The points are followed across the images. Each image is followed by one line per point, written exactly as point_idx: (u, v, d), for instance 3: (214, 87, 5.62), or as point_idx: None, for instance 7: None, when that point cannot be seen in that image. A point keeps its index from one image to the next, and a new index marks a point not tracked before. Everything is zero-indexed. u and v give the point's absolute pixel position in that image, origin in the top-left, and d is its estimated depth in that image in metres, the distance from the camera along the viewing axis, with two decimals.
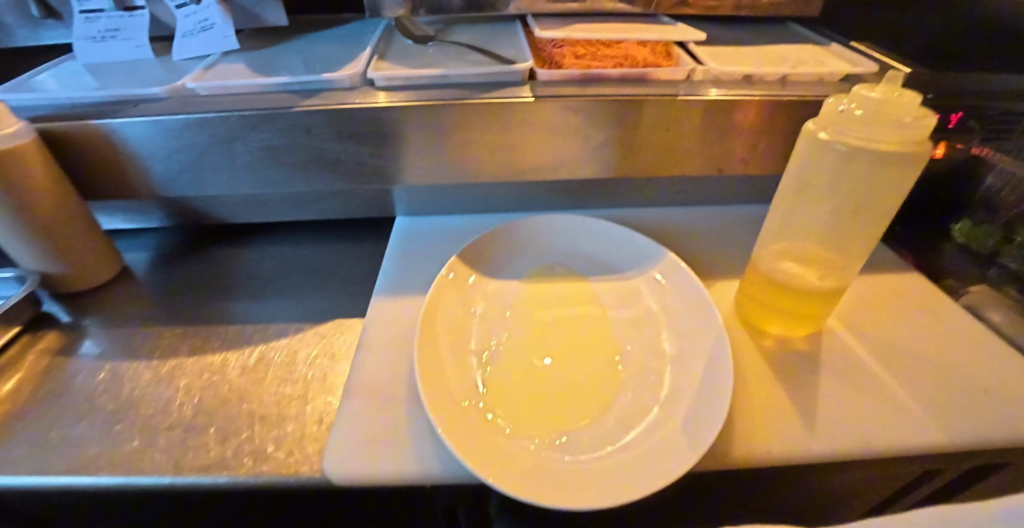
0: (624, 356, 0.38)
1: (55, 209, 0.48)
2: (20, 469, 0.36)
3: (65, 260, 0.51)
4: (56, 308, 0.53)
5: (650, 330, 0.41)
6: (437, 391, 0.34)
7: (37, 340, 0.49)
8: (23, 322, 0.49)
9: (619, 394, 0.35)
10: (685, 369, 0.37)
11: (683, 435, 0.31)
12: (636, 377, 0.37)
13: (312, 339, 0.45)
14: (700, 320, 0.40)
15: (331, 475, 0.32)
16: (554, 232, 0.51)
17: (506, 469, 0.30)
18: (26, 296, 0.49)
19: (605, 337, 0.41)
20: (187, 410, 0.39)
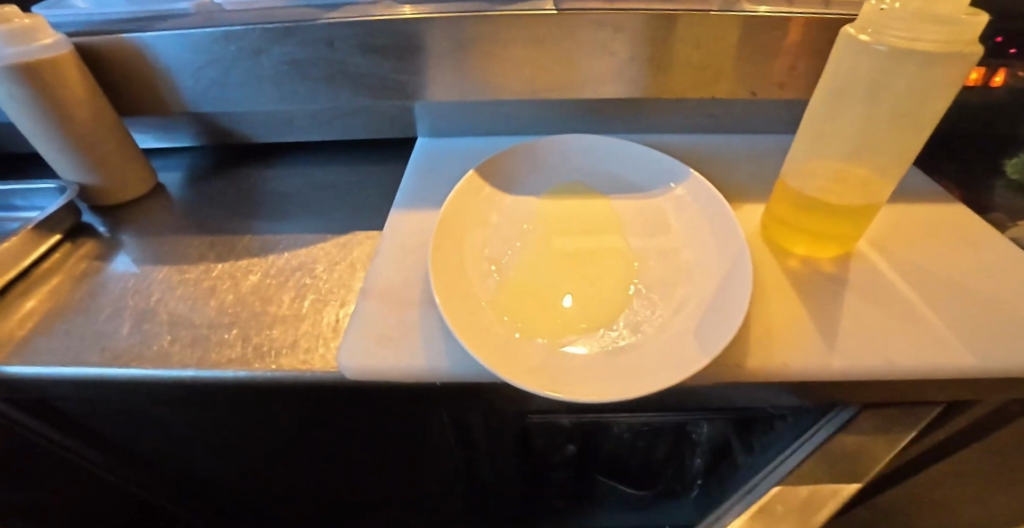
0: (642, 275, 0.37)
1: (91, 120, 0.49)
2: (64, 360, 0.39)
3: (101, 173, 0.53)
4: (93, 220, 0.55)
5: (673, 251, 0.39)
6: (450, 295, 0.34)
7: (76, 248, 0.51)
8: (64, 231, 0.51)
9: (635, 308, 0.35)
10: (704, 283, 0.35)
11: (696, 342, 0.31)
12: (653, 294, 0.36)
13: (330, 252, 0.46)
14: (723, 236, 0.38)
15: (345, 369, 0.33)
16: (576, 153, 0.50)
17: (515, 365, 0.30)
18: (66, 205, 0.51)
19: (624, 259, 0.39)
20: (214, 312, 0.41)
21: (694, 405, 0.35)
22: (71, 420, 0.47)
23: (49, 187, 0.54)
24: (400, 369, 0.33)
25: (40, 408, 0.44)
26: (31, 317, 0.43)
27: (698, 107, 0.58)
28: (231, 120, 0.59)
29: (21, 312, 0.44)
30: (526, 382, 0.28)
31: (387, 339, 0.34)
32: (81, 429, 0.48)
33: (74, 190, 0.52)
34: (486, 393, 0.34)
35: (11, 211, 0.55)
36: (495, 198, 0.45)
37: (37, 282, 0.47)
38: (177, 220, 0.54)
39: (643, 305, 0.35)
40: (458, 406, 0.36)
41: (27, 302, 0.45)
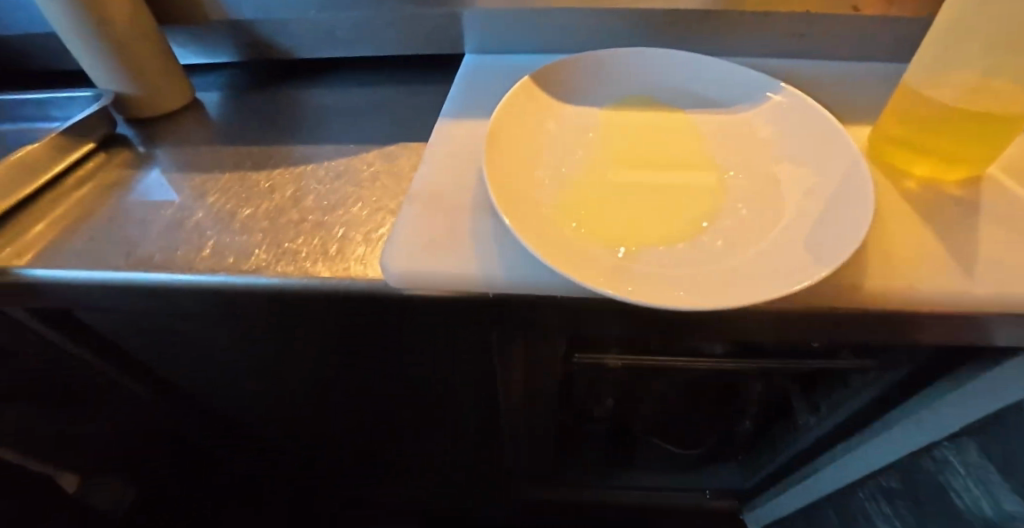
0: (720, 209, 0.32)
1: (129, 19, 0.45)
2: (89, 265, 0.36)
3: (139, 83, 0.50)
4: (129, 132, 0.52)
5: (760, 186, 0.33)
6: (508, 197, 0.31)
7: (109, 158, 0.49)
8: (97, 139, 0.49)
9: (714, 237, 0.30)
10: (803, 202, 0.31)
11: (804, 256, 0.27)
12: (731, 229, 0.30)
13: (373, 163, 0.42)
14: (829, 150, 0.33)
15: (388, 273, 0.30)
16: (649, 69, 0.43)
17: (586, 268, 0.27)
18: (99, 112, 0.48)
19: (710, 191, 0.33)
20: (249, 219, 0.38)
21: (772, 335, 0.31)
22: (100, 338, 0.45)
23: (85, 95, 0.50)
24: (449, 277, 0.30)
25: (69, 321, 0.43)
26: (63, 223, 0.41)
27: (791, 38, 0.49)
28: (268, 32, 0.55)
29: (51, 217, 0.42)
30: (595, 284, 0.25)
31: (435, 245, 0.31)
32: (111, 348, 0.46)
33: (110, 97, 0.49)
34: (539, 310, 0.31)
35: (42, 121, 0.52)
36: (552, 107, 0.41)
37: (70, 190, 0.45)
38: (215, 133, 0.50)
39: (727, 233, 0.30)
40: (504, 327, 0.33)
41: (59, 208, 0.43)
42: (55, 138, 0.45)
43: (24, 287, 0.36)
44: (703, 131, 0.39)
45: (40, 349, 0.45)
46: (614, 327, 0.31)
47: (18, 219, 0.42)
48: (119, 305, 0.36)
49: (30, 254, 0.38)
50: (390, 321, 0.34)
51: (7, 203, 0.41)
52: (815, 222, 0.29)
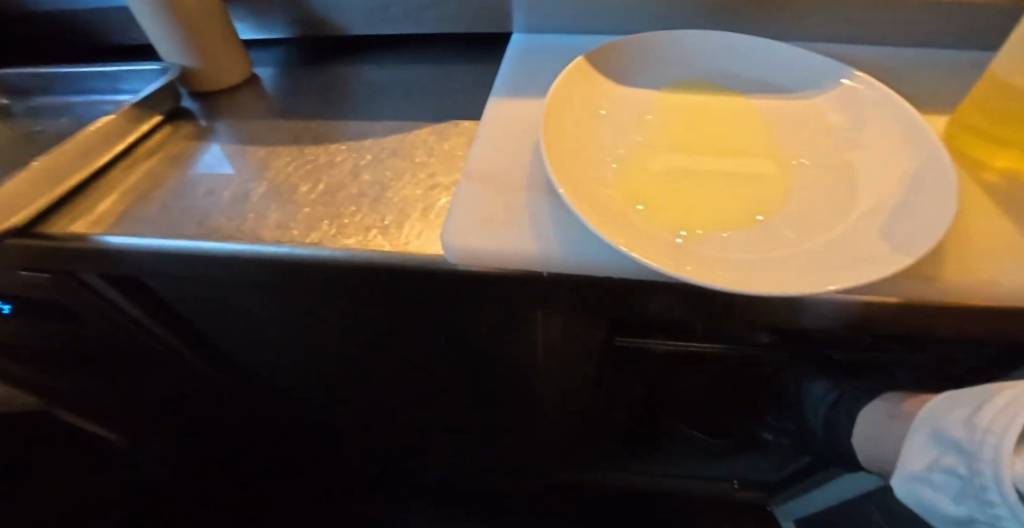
0: (776, 205, 0.32)
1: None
2: (159, 234, 0.37)
3: (201, 56, 0.51)
4: (193, 105, 0.54)
5: (817, 184, 0.33)
6: (569, 175, 0.31)
7: (176, 131, 0.50)
8: (163, 113, 0.50)
9: (769, 230, 0.30)
10: (881, 194, 0.30)
11: (884, 245, 0.26)
12: (789, 223, 0.30)
13: (429, 140, 0.42)
14: (907, 143, 0.33)
15: (445, 247, 0.30)
16: (708, 54, 0.43)
17: (650, 249, 0.27)
18: (166, 86, 0.49)
19: (768, 186, 0.33)
20: (308, 191, 0.38)
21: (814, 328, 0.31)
22: (167, 310, 0.47)
23: (153, 68, 0.52)
24: (506, 254, 0.30)
25: (143, 291, 0.45)
26: (133, 193, 0.43)
27: (855, 21, 0.47)
28: (321, 7, 0.55)
29: (122, 188, 0.43)
30: (657, 264, 0.25)
31: (492, 221, 0.31)
32: (177, 324, 0.48)
33: (176, 71, 0.51)
34: (588, 293, 0.31)
35: (111, 95, 0.54)
36: (607, 87, 0.40)
37: (140, 161, 0.47)
38: (270, 108, 0.51)
39: (784, 228, 0.30)
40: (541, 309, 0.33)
41: (129, 179, 0.44)
42: (127, 111, 0.46)
43: (101, 253, 0.38)
44: (760, 123, 0.39)
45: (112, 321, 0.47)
46: (657, 312, 0.31)
47: (92, 189, 0.43)
48: (186, 273, 0.37)
49: (104, 222, 0.40)
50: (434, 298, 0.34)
51: (83, 172, 0.42)
52: (883, 217, 0.29)
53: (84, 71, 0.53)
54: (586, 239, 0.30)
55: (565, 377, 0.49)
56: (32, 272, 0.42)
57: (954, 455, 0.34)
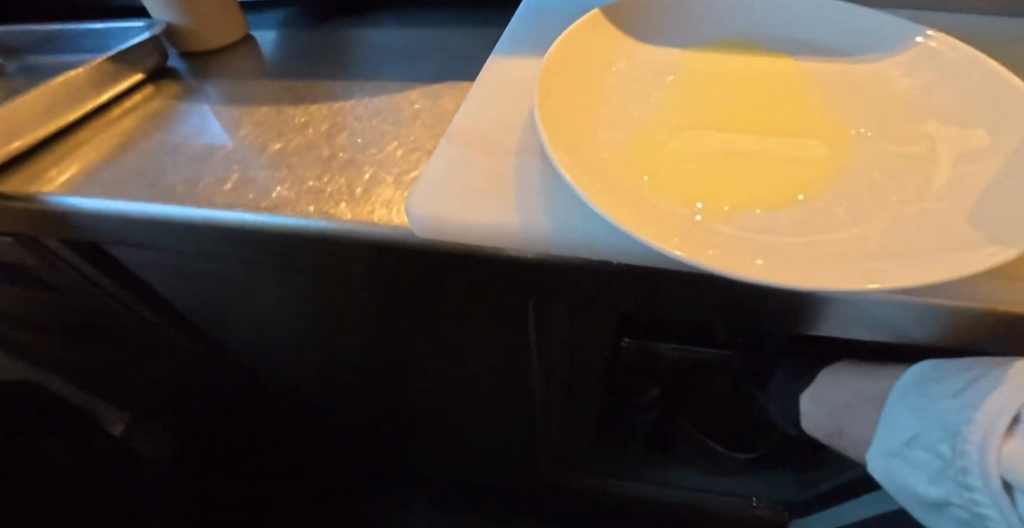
0: (824, 184, 0.26)
1: None
2: (111, 194, 0.32)
3: (189, 11, 0.46)
4: (180, 66, 0.48)
5: (872, 161, 0.27)
6: (569, 139, 0.26)
7: (159, 90, 0.44)
8: (147, 70, 0.44)
9: (812, 211, 0.24)
10: (963, 174, 0.24)
11: (971, 231, 0.21)
12: (838, 206, 0.24)
13: (420, 102, 0.37)
14: (998, 112, 0.26)
15: (413, 215, 0.26)
16: (748, 11, 0.37)
17: (657, 227, 0.21)
18: (150, 40, 0.44)
19: (815, 162, 0.27)
20: (278, 153, 0.34)
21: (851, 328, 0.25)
22: (148, 289, 0.43)
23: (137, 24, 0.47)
24: (485, 228, 0.25)
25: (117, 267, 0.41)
26: (98, 153, 0.37)
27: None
28: None
29: (90, 146, 0.37)
30: (662, 245, 0.20)
31: (473, 190, 0.26)
32: (161, 306, 0.45)
33: (162, 27, 0.46)
34: (579, 281, 0.26)
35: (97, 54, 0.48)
36: (623, 44, 0.35)
37: (115, 120, 0.41)
38: (259, 66, 0.47)
39: (832, 211, 0.24)
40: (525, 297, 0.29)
41: (98, 138, 0.38)
42: (102, 65, 0.40)
43: (55, 218, 0.33)
44: (806, 90, 0.33)
45: (91, 300, 0.44)
46: (651, 304, 0.26)
47: (57, 146, 0.37)
48: (143, 240, 0.32)
49: (62, 181, 0.34)
50: (403, 279, 0.29)
51: (48, 128, 0.37)
52: (964, 201, 0.22)
53: (72, 26, 0.48)
54: (583, 216, 0.25)
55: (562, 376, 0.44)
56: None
57: (920, 421, 0.28)
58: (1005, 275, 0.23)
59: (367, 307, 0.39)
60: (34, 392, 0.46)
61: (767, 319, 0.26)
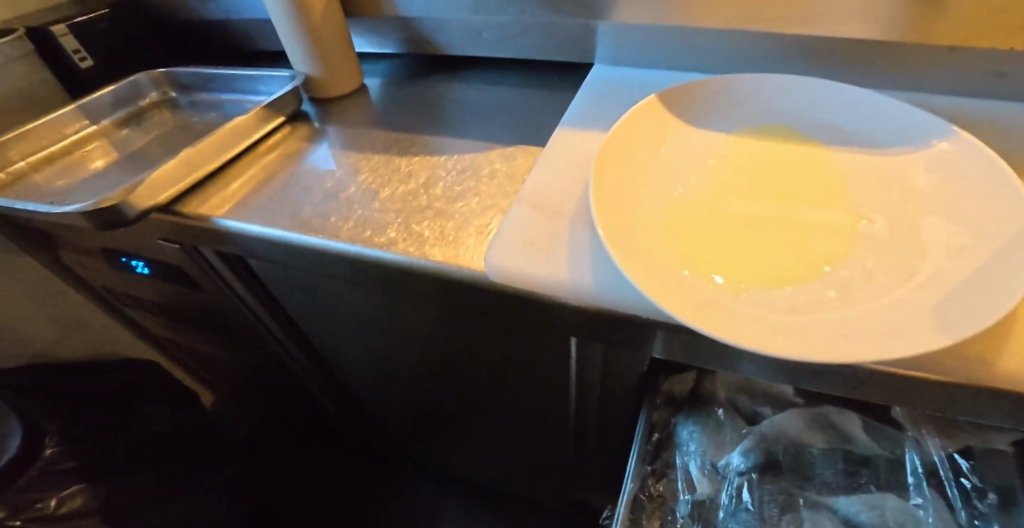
0: (841, 262, 0.31)
1: (325, 19, 0.52)
2: (261, 222, 0.42)
3: (322, 66, 0.57)
4: (310, 109, 0.59)
5: (880, 248, 0.31)
6: (615, 213, 0.33)
7: (293, 131, 0.55)
8: (287, 115, 0.55)
9: (822, 287, 0.29)
10: (954, 265, 0.28)
11: (936, 318, 0.25)
12: (848, 281, 0.29)
13: (498, 161, 0.45)
14: (1001, 209, 0.30)
15: (489, 264, 0.34)
16: (792, 101, 0.42)
17: (677, 297, 0.28)
18: (292, 92, 0.55)
19: (835, 242, 0.32)
20: (383, 199, 0.43)
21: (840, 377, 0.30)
22: (265, 290, 0.54)
23: (280, 75, 0.58)
24: (544, 280, 0.32)
25: (245, 273, 0.52)
26: (250, 184, 0.47)
27: (975, 71, 0.42)
28: (426, 30, 0.60)
29: (244, 179, 0.48)
30: (676, 313, 0.26)
31: (536, 248, 0.34)
32: (267, 302, 0.55)
33: (301, 79, 0.57)
34: (617, 326, 0.32)
35: (251, 95, 0.60)
36: (675, 127, 0.41)
37: (262, 156, 0.51)
38: (370, 115, 0.57)
39: (839, 287, 0.29)
40: (574, 334, 0.36)
41: (249, 171, 0.49)
42: (258, 112, 0.51)
43: (217, 234, 0.44)
44: (836, 176, 0.37)
45: (217, 292, 0.56)
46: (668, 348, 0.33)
47: (220, 178, 0.48)
48: (280, 258, 0.42)
49: (226, 207, 0.45)
50: (471, 307, 0.38)
51: (217, 162, 0.48)
52: (949, 288, 0.27)
53: (233, 73, 0.59)
54: (622, 277, 0.32)
55: (595, 408, 0.49)
56: (166, 242, 0.49)
57: None
58: (978, 354, 0.27)
59: (436, 328, 0.47)
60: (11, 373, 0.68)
61: (770, 367, 0.31)
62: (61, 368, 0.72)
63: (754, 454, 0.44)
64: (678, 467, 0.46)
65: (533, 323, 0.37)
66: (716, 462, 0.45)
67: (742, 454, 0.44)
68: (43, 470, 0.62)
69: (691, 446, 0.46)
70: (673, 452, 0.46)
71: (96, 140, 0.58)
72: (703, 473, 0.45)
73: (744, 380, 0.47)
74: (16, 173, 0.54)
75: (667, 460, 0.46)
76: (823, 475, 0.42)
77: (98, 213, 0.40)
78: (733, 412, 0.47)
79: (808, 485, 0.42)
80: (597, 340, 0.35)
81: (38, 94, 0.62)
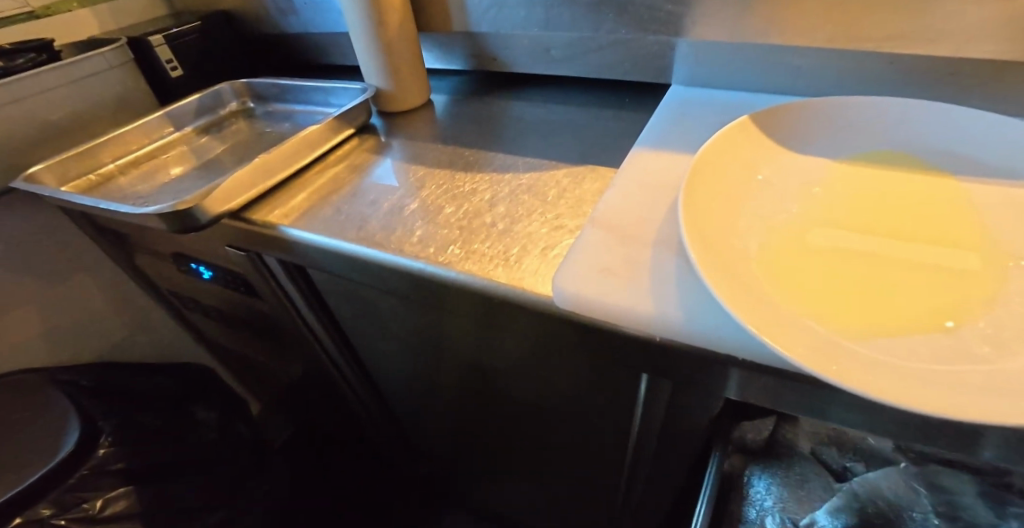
0: (978, 312, 0.26)
1: (399, 33, 0.53)
2: (326, 232, 0.42)
3: (393, 80, 0.57)
4: (379, 122, 0.59)
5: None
6: (708, 241, 0.30)
7: (362, 143, 0.55)
8: (357, 126, 0.56)
9: (959, 340, 0.25)
10: None
11: None
12: (994, 336, 0.25)
13: (565, 180, 0.43)
14: None
15: (560, 288, 0.31)
16: (901, 126, 0.38)
17: (789, 336, 0.24)
18: (362, 104, 0.55)
19: (966, 288, 0.28)
20: (445, 214, 0.42)
21: (969, 432, 0.26)
22: (321, 302, 0.53)
23: (352, 88, 0.58)
24: (621, 310, 0.30)
25: (303, 285, 0.51)
26: (318, 194, 0.47)
27: None
28: (493, 48, 0.60)
29: (312, 189, 0.48)
30: (794, 353, 0.23)
31: (614, 275, 0.31)
32: (321, 314, 0.55)
33: (372, 92, 0.57)
34: (703, 363, 0.29)
35: (323, 107, 0.61)
36: (768, 151, 0.38)
37: (330, 166, 0.52)
38: (436, 130, 0.57)
39: (987, 344, 0.24)
40: (644, 370, 0.33)
41: (318, 181, 0.49)
42: (330, 123, 0.51)
43: (283, 243, 0.44)
44: (961, 210, 0.33)
45: (276, 303, 0.56)
46: (757, 390, 0.30)
47: (289, 186, 0.49)
48: (344, 270, 0.42)
49: (293, 215, 0.45)
50: (534, 328, 0.35)
51: (289, 170, 0.48)
52: None
53: (307, 84, 0.60)
54: (711, 311, 0.29)
55: (656, 457, 0.45)
56: (233, 249, 0.49)
57: None
58: None
59: (490, 350, 0.44)
60: (44, 371, 0.63)
61: (886, 419, 0.27)
62: (108, 366, 0.67)
63: (845, 514, 0.38)
64: (752, 522, 0.41)
65: (600, 354, 0.34)
66: (798, 520, 0.39)
67: (830, 514, 0.38)
68: (95, 470, 0.53)
69: (768, 501, 0.41)
70: (745, 506, 0.42)
71: (177, 145, 0.61)
72: None
73: (833, 430, 0.44)
74: (105, 175, 0.56)
75: (738, 515, 0.42)
76: None
77: (175, 216, 0.41)
78: (820, 464, 0.43)
79: None
80: (677, 378, 0.32)
81: (135, 104, 0.65)
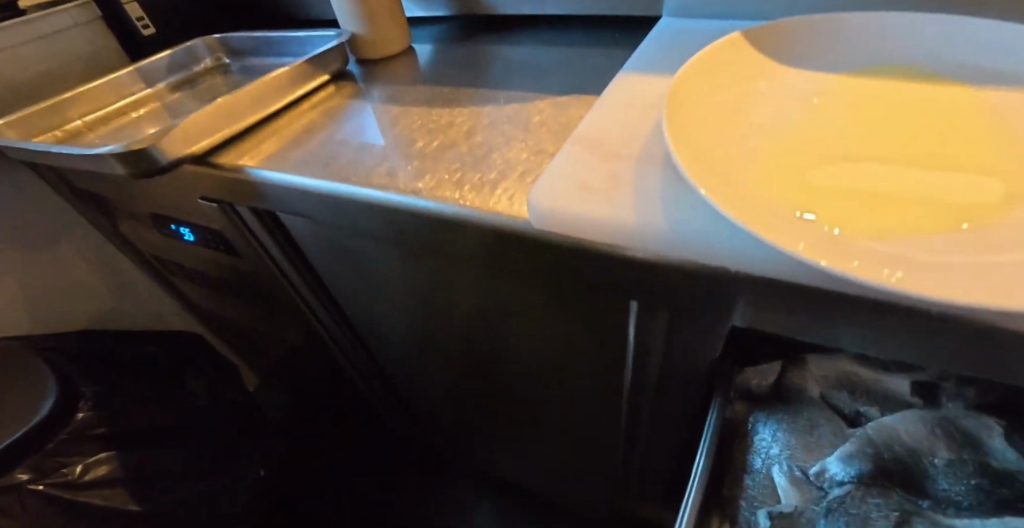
0: (1000, 213, 0.23)
1: None
2: (292, 171, 0.40)
3: (369, 24, 0.54)
4: (356, 70, 0.56)
5: None
6: (695, 148, 0.27)
7: (338, 90, 0.52)
8: (332, 73, 0.53)
9: (979, 239, 0.22)
10: None
11: None
12: (1015, 232, 0.22)
13: (548, 110, 0.40)
14: None
15: (534, 204, 0.29)
16: (910, 41, 0.34)
17: (781, 233, 0.22)
18: (336, 49, 0.52)
19: (987, 191, 0.25)
20: (418, 147, 0.39)
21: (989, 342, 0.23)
22: (298, 255, 0.51)
23: (328, 35, 0.56)
24: (598, 223, 0.27)
25: (280, 239, 0.49)
26: (288, 138, 0.45)
27: None
28: None
29: (282, 133, 0.46)
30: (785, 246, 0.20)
31: (593, 188, 0.29)
32: (300, 270, 0.53)
33: (347, 37, 0.54)
34: (692, 280, 0.27)
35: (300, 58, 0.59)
36: (764, 66, 0.35)
37: (303, 111, 0.49)
38: (416, 76, 0.54)
39: (1006, 238, 0.21)
40: (629, 296, 0.30)
41: (289, 125, 0.47)
42: (301, 66, 0.48)
43: (249, 186, 0.41)
44: (978, 117, 0.30)
45: (254, 260, 0.54)
46: (751, 309, 0.27)
47: (259, 131, 0.46)
48: (313, 211, 0.40)
49: (260, 158, 0.42)
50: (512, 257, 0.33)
51: (257, 114, 0.46)
52: None
53: (283, 34, 0.58)
54: (701, 221, 0.26)
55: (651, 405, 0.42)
56: (204, 200, 0.47)
57: None
58: None
59: (472, 294, 0.42)
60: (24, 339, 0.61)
61: (897, 332, 0.24)
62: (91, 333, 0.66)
63: (858, 460, 0.34)
64: (758, 471, 0.38)
65: (582, 282, 0.32)
66: (807, 468, 0.36)
67: (842, 461, 0.34)
68: (74, 435, 0.52)
69: (774, 449, 0.38)
70: (750, 455, 0.39)
71: (150, 102, 0.58)
72: (790, 480, 0.36)
73: (844, 372, 0.38)
74: (72, 132, 0.54)
75: (744, 464, 0.38)
76: (951, 492, 0.32)
77: (131, 156, 0.38)
78: (829, 409, 0.38)
79: (935, 504, 0.32)
80: (664, 304, 0.30)
81: (107, 63, 0.63)
